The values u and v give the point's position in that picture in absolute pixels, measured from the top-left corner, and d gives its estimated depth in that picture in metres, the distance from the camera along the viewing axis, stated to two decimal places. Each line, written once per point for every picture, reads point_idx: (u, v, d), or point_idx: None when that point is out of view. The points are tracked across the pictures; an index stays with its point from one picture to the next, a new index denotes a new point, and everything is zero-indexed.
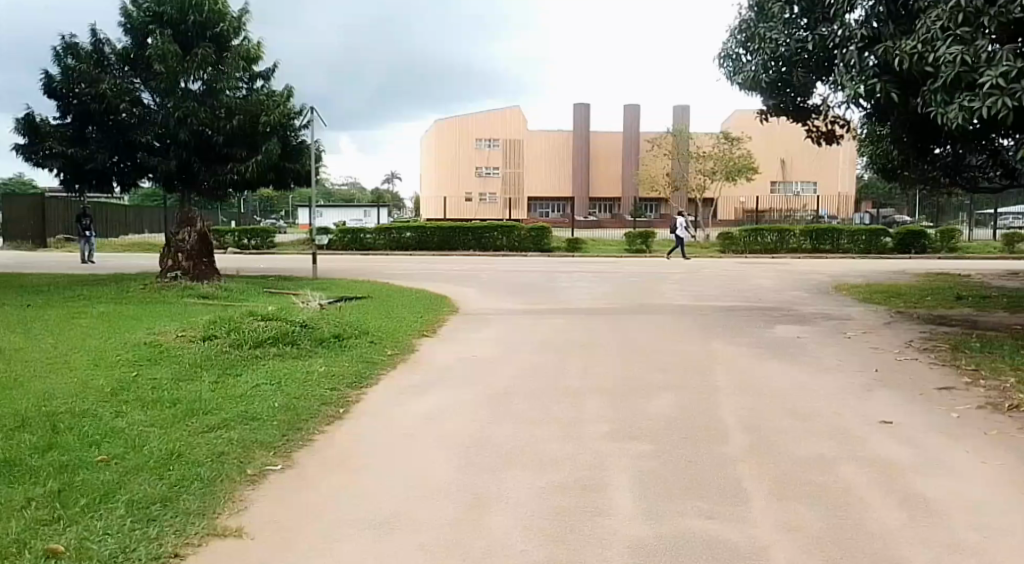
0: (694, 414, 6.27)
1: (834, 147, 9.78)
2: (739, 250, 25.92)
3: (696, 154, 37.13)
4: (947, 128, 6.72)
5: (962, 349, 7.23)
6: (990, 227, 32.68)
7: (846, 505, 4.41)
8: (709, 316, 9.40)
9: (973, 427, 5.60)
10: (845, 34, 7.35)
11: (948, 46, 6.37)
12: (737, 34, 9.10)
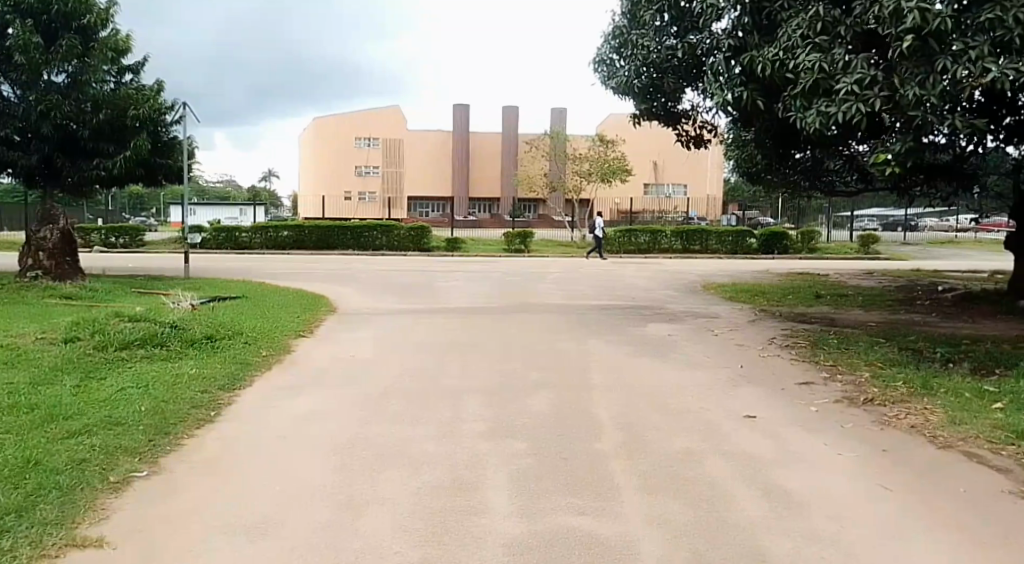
0: (571, 410, 6.41)
1: (702, 150, 10.54)
2: (614, 250, 27.05)
3: (572, 156, 38.01)
4: (808, 133, 7.16)
5: (820, 344, 7.98)
6: (846, 230, 36.21)
7: (715, 499, 4.60)
8: (588, 316, 9.77)
9: (827, 424, 5.85)
10: (713, 43, 7.85)
11: (807, 53, 6.81)
12: (611, 40, 9.60)
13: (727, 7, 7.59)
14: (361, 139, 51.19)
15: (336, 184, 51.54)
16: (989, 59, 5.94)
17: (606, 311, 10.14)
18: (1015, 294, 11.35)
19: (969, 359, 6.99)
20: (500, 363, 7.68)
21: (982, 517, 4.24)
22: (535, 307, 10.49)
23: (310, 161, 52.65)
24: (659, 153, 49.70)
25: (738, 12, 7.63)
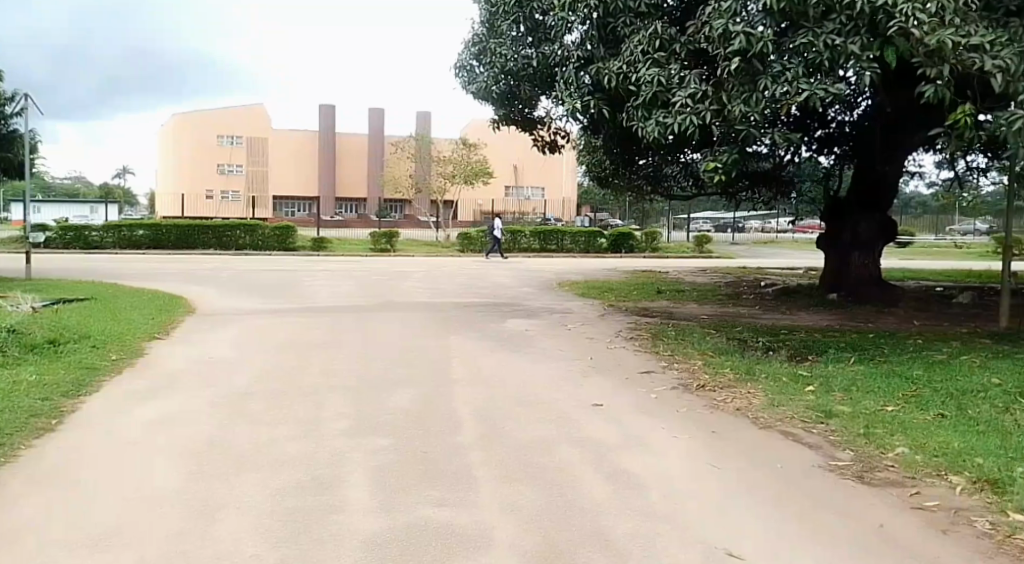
0: (431, 404, 6.38)
1: (557, 155, 11.05)
2: (476, 250, 28.08)
3: (438, 158, 38.45)
4: (649, 141, 7.70)
5: (660, 335, 8.57)
6: (686, 232, 38.48)
7: (574, 480, 4.59)
8: (450, 314, 9.95)
9: (665, 407, 6.12)
10: (564, 54, 8.34)
11: (648, 68, 7.35)
12: (470, 47, 9.99)
13: (577, 21, 8.10)
14: (223, 137, 49.35)
15: (198, 182, 49.48)
16: (802, 79, 6.60)
17: (466, 310, 10.36)
18: (828, 289, 12.40)
19: (786, 348, 7.67)
20: (358, 365, 7.64)
21: (816, 489, 4.45)
22: (397, 306, 10.55)
23: (170, 159, 50.24)
24: (519, 157, 49.73)
25: (586, 27, 8.14)
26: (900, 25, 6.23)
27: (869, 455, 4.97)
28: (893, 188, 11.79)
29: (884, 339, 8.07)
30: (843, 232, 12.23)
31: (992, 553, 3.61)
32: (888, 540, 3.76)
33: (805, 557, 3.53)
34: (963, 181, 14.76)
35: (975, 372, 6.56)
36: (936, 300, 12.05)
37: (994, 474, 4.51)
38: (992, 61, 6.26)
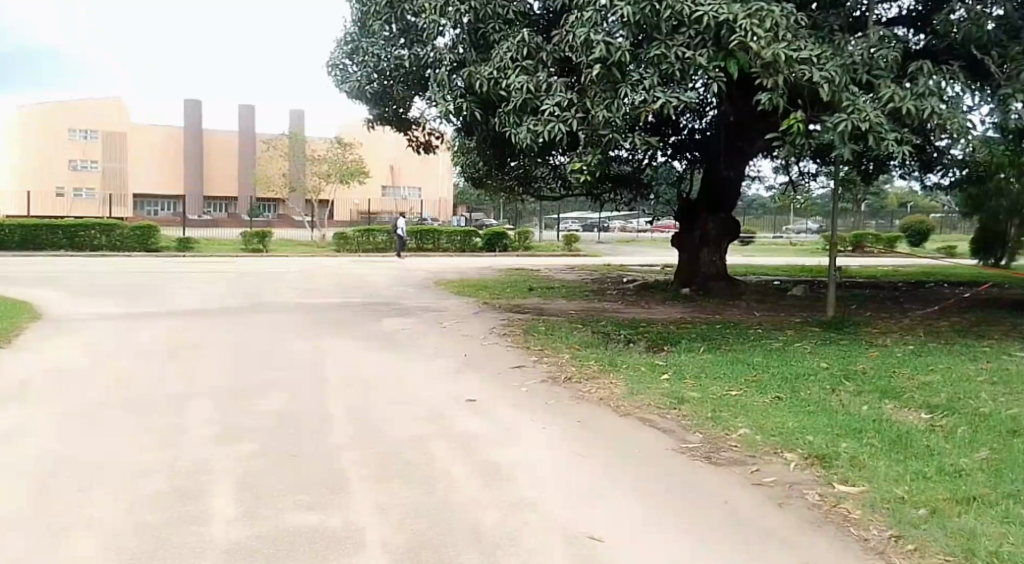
0: (303, 406, 6.33)
1: (431, 155, 11.25)
2: (352, 250, 27.83)
3: (312, 158, 37.70)
4: (520, 145, 7.99)
5: (531, 331, 8.89)
6: (557, 232, 39.67)
7: (443, 475, 4.70)
8: (325, 315, 9.88)
9: (533, 400, 6.38)
10: (436, 56, 8.49)
11: (517, 75, 7.62)
12: (343, 46, 10.01)
13: (448, 24, 8.28)
14: (76, 130, 46.22)
15: (50, 178, 46.09)
16: (657, 87, 7.08)
17: (340, 310, 10.33)
18: (682, 284, 13.11)
19: (645, 340, 8.16)
20: (225, 370, 7.45)
21: (668, 472, 4.79)
22: (268, 307, 10.37)
23: (16, 153, 46.50)
24: (395, 156, 49.16)
25: (457, 31, 8.33)
26: (741, 38, 6.83)
27: (716, 437, 5.41)
28: (735, 189, 12.62)
29: (730, 328, 8.75)
30: (693, 231, 12.98)
31: (820, 523, 4.05)
32: (732, 514, 4.13)
33: (658, 535, 3.82)
34: (798, 184, 16.16)
35: (806, 357, 7.26)
36: (776, 292, 13.13)
37: (821, 449, 5.04)
38: (819, 73, 6.97)
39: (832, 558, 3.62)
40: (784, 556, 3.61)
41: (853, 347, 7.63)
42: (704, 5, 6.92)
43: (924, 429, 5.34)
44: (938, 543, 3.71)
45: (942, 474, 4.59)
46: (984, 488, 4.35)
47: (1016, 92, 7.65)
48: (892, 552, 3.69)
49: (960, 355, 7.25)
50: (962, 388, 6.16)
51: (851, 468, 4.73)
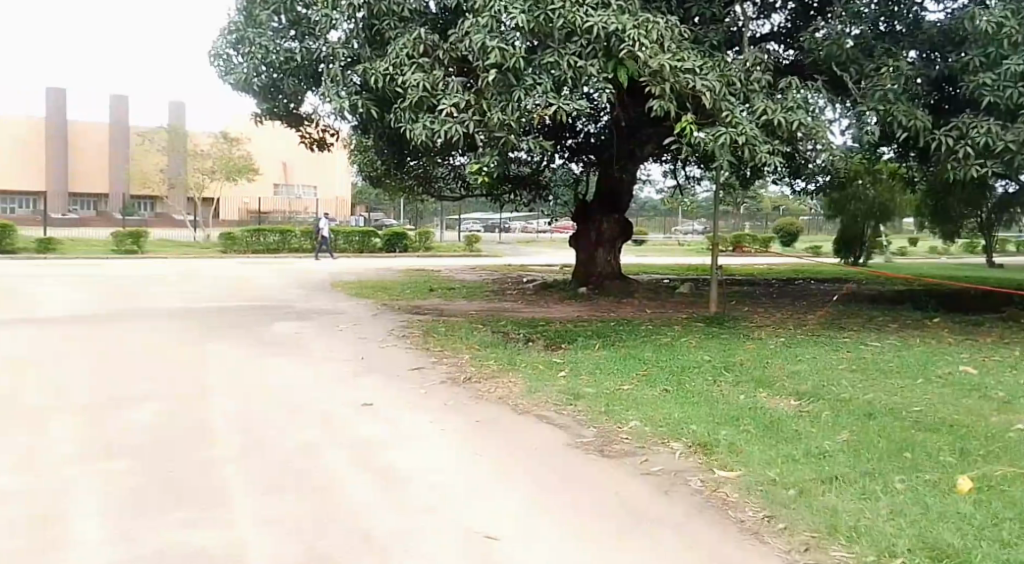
0: (195, 411, 6.18)
1: (324, 153, 11.17)
2: (240, 250, 26.98)
3: (194, 152, 36.09)
4: (416, 144, 8.03)
5: (430, 332, 9.02)
6: (454, 233, 39.82)
7: (344, 481, 4.74)
8: (214, 321, 9.61)
9: (434, 400, 6.51)
10: (329, 50, 8.41)
11: (413, 72, 7.65)
12: (227, 36, 9.66)
13: (341, 18, 8.23)
14: None
15: None
16: (552, 92, 7.32)
17: (231, 314, 10.08)
18: (579, 282, 13.61)
19: (542, 338, 8.47)
20: (107, 376, 7.13)
21: (562, 469, 5.03)
22: (151, 314, 9.97)
23: None
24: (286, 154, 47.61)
25: (351, 26, 8.28)
26: (629, 48, 7.20)
27: (609, 430, 5.76)
28: (629, 196, 13.47)
29: (622, 326, 9.20)
30: (589, 232, 13.58)
31: (703, 508, 4.43)
32: (625, 506, 4.44)
33: (559, 532, 4.05)
34: (682, 188, 16.96)
35: (690, 351, 7.76)
36: (662, 289, 13.82)
37: (704, 437, 5.48)
38: (701, 82, 7.45)
39: (714, 541, 3.99)
40: (673, 543, 3.94)
41: (731, 341, 8.22)
42: (595, 16, 7.25)
43: (793, 415, 5.88)
44: (804, 520, 4.17)
45: (809, 455, 5.10)
46: (842, 467, 4.88)
47: (870, 109, 8.46)
48: (765, 531, 4.11)
49: (823, 345, 7.97)
50: (826, 376, 6.81)
51: (730, 454, 5.17)
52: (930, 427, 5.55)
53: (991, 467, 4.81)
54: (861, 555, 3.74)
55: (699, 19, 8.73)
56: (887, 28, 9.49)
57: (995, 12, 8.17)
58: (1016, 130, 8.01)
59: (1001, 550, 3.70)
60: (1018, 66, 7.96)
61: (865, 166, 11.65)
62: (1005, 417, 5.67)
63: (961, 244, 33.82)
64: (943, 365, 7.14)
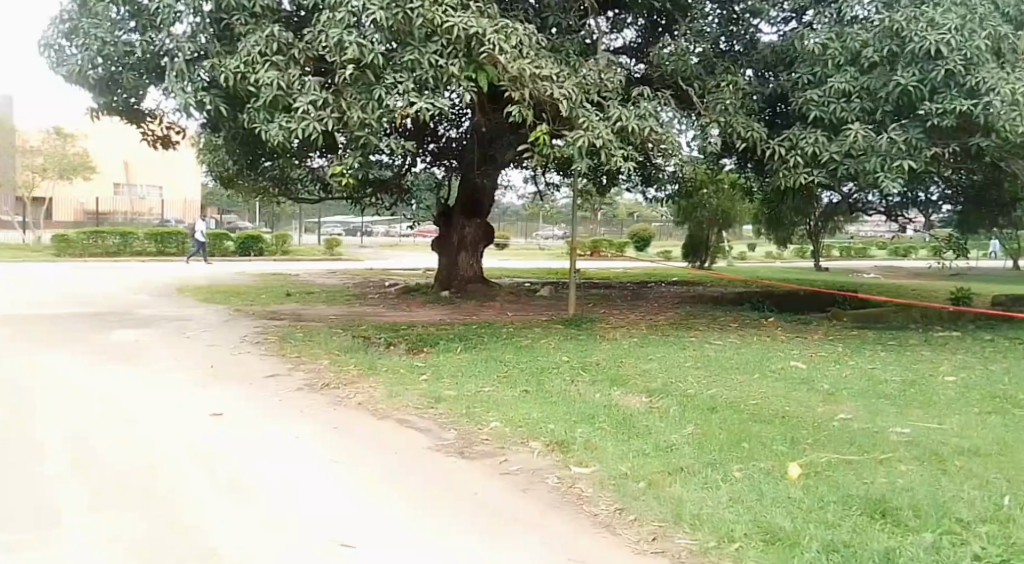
0: (17, 425, 5.69)
1: (170, 151, 10.63)
2: (76, 253, 25.22)
3: (22, 148, 33.41)
4: (271, 144, 7.79)
5: (288, 338, 8.79)
6: (312, 236, 39.14)
7: (188, 494, 4.52)
8: (47, 329, 8.89)
9: (289, 407, 6.33)
10: (173, 45, 8.01)
11: (266, 70, 7.42)
12: (58, 25, 8.99)
13: (187, 11, 7.88)
14: None
15: None
16: (413, 92, 7.32)
17: (67, 322, 9.35)
18: (442, 288, 13.83)
19: (404, 342, 8.46)
20: None
21: (420, 472, 5.02)
22: None
23: None
24: (128, 150, 44.17)
25: (197, 19, 7.94)
26: (489, 52, 7.39)
27: (469, 432, 5.81)
28: (490, 200, 13.88)
29: (485, 328, 9.31)
30: (451, 236, 13.78)
31: (559, 504, 4.56)
32: (482, 506, 4.50)
33: (414, 535, 4.05)
34: (544, 195, 17.36)
35: (550, 352, 7.97)
36: (526, 293, 14.12)
37: (561, 435, 5.65)
38: (558, 89, 7.74)
39: (567, 535, 4.13)
40: (527, 539, 4.04)
41: (587, 341, 8.52)
42: (454, 17, 7.35)
43: (644, 411, 6.18)
44: (652, 511, 4.38)
45: (658, 449, 5.37)
46: (688, 459, 5.17)
47: (713, 121, 9.12)
48: (617, 523, 4.29)
49: (671, 344, 8.43)
50: (675, 373, 7.19)
51: (585, 451, 5.36)
52: (765, 419, 5.98)
53: (817, 454, 5.25)
54: (703, 541, 3.98)
55: (555, 29, 9.05)
56: (727, 47, 10.37)
57: (820, 35, 8.96)
58: (839, 143, 8.78)
59: (826, 529, 4.04)
60: (841, 84, 8.73)
61: (709, 175, 12.42)
62: (830, 407, 6.21)
63: (793, 249, 36.83)
64: (778, 361, 7.72)
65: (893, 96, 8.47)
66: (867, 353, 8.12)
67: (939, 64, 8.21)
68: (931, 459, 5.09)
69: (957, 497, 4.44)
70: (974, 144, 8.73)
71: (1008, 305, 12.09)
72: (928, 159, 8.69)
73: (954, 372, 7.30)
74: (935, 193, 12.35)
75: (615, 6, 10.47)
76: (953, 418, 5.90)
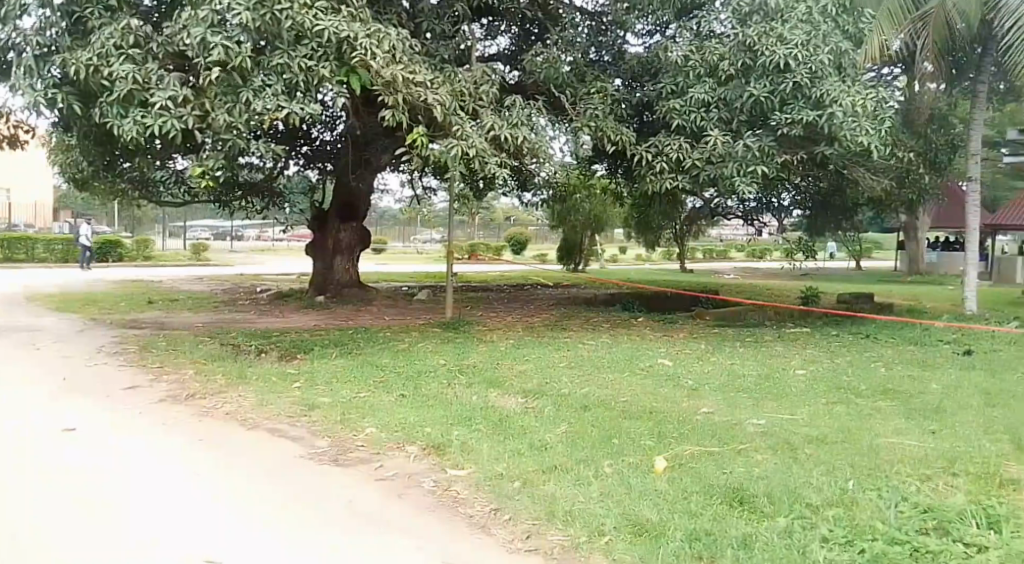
0: None
1: (19, 151, 9.95)
2: None
3: None
4: (128, 143, 7.45)
5: (149, 348, 8.38)
6: (178, 242, 37.59)
7: (25, 513, 4.24)
8: None
9: (151, 419, 6.06)
10: (19, 39, 7.53)
11: (121, 64, 7.11)
12: None
13: (35, 4, 7.47)
14: None
15: None
16: (281, 95, 7.23)
17: None
18: (316, 292, 13.58)
19: (275, 349, 8.25)
20: None
21: (285, 481, 4.90)
22: None
23: None
24: None
25: (46, 12, 7.53)
26: (361, 56, 7.39)
27: (343, 439, 5.73)
28: (367, 204, 13.73)
29: (361, 334, 9.21)
30: (326, 240, 13.58)
31: (434, 507, 4.56)
32: (352, 511, 4.46)
33: (279, 544, 3.97)
34: (420, 199, 17.35)
35: (427, 356, 7.98)
36: (404, 297, 14.07)
37: (438, 438, 5.66)
38: (433, 96, 7.87)
39: (440, 537, 4.14)
40: (396, 542, 4.04)
41: (464, 344, 8.58)
42: (324, 20, 7.29)
43: (519, 412, 6.28)
44: (526, 510, 4.45)
45: (532, 449, 5.46)
46: (561, 457, 5.30)
47: (584, 126, 9.41)
48: (492, 523, 4.33)
49: (544, 345, 8.62)
50: (549, 374, 7.35)
51: (462, 453, 5.39)
52: (634, 415, 6.20)
53: (682, 447, 5.49)
54: (575, 537, 4.08)
55: (430, 35, 9.21)
56: (597, 57, 10.71)
57: (683, 48, 9.40)
58: (700, 150, 9.29)
59: (689, 519, 4.23)
60: (700, 95, 9.24)
61: (580, 179, 12.80)
62: (693, 402, 6.52)
63: (661, 251, 38.45)
64: (647, 359, 8.04)
65: (747, 106, 9.08)
66: (729, 349, 8.58)
67: (788, 77, 8.83)
68: (784, 448, 5.42)
69: (809, 483, 4.74)
70: (819, 153, 9.39)
71: (852, 302, 13.10)
72: (779, 165, 9.32)
73: (806, 365, 7.84)
74: (787, 199, 13.25)
75: (488, 14, 10.66)
76: (804, 409, 6.32)
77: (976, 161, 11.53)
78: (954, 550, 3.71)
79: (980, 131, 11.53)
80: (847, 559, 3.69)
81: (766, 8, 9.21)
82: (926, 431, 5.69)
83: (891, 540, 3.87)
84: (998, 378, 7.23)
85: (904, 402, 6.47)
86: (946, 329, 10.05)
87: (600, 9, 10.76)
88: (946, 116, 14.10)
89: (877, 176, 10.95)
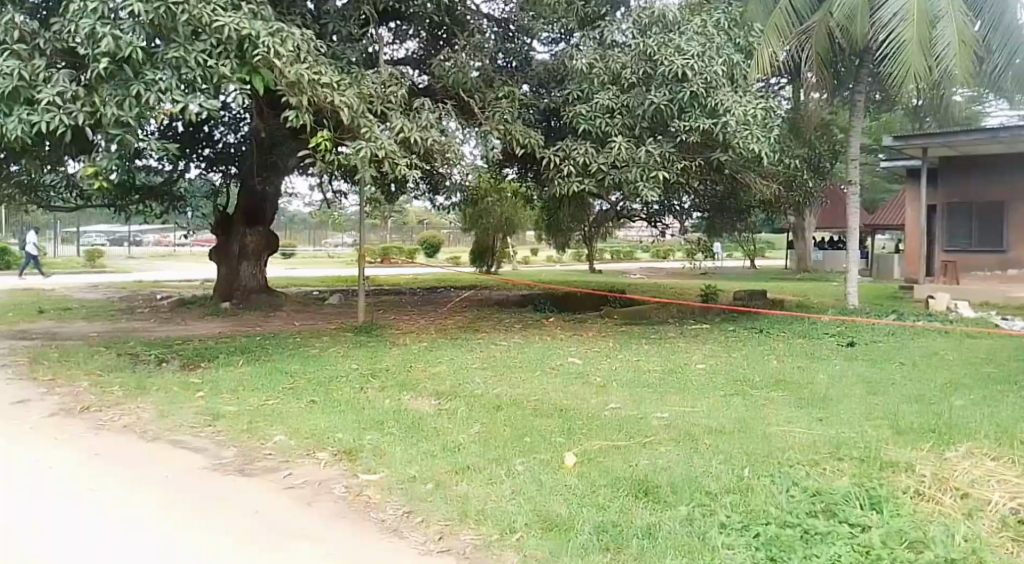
0: None
1: None
2: None
3: None
4: (13, 142, 7.15)
5: (41, 359, 8.00)
6: (68, 248, 35.80)
7: None
8: None
9: (43, 434, 5.78)
10: None
11: (5, 59, 6.85)
12: None
13: None
14: None
15: None
16: (176, 91, 7.05)
17: None
18: (221, 299, 13.21)
19: (178, 358, 8.03)
20: None
21: (193, 494, 4.78)
22: None
23: None
24: None
25: None
26: (263, 56, 7.32)
27: (251, 448, 5.63)
28: (274, 206, 13.46)
29: (269, 340, 9.06)
30: (232, 244, 13.24)
31: (346, 513, 4.55)
32: (260, 522, 4.39)
33: (182, 557, 3.90)
34: (329, 203, 17.17)
35: (338, 361, 7.93)
36: (313, 302, 13.87)
37: (350, 443, 5.65)
38: (339, 97, 7.85)
39: (353, 543, 4.14)
40: (307, 550, 4.02)
41: (376, 348, 8.56)
42: (223, 16, 7.20)
43: (431, 414, 6.33)
44: (439, 511, 4.51)
45: (444, 450, 5.52)
46: (473, 457, 5.38)
47: (493, 130, 9.54)
48: (404, 526, 4.35)
49: (456, 347, 8.70)
50: (460, 375, 7.44)
51: (374, 457, 5.40)
52: (544, 412, 6.36)
53: (591, 443, 5.66)
54: (487, 536, 4.15)
55: (336, 37, 9.19)
56: (504, 63, 10.88)
57: (587, 55, 9.71)
58: (605, 155, 9.55)
59: (596, 512, 4.38)
60: (606, 100, 9.51)
61: (488, 183, 12.94)
62: (601, 399, 6.73)
63: (571, 253, 39.26)
64: (556, 358, 8.24)
65: (649, 113, 9.44)
66: (634, 346, 8.88)
67: (685, 86, 9.25)
68: (686, 440, 5.67)
69: (708, 472, 4.98)
70: (715, 158, 9.87)
71: (746, 300, 13.69)
72: (678, 170, 9.73)
73: (706, 359, 8.20)
74: (687, 202, 13.85)
75: (395, 19, 10.52)
76: (704, 401, 6.62)
77: (856, 166, 12.26)
78: (841, 531, 3.98)
79: (859, 138, 12.29)
80: (742, 544, 3.90)
81: (664, 21, 9.78)
82: (814, 420, 6.07)
83: (783, 523, 4.11)
84: (879, 368, 7.77)
85: (795, 393, 6.87)
86: (832, 323, 10.69)
87: (506, 16, 10.99)
88: (828, 123, 14.99)
89: (769, 180, 11.53)
